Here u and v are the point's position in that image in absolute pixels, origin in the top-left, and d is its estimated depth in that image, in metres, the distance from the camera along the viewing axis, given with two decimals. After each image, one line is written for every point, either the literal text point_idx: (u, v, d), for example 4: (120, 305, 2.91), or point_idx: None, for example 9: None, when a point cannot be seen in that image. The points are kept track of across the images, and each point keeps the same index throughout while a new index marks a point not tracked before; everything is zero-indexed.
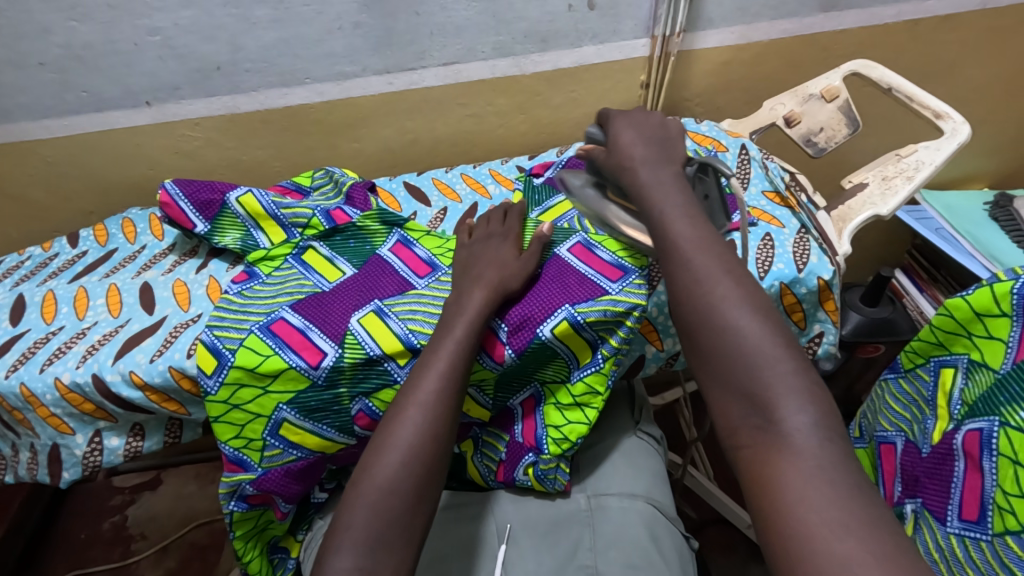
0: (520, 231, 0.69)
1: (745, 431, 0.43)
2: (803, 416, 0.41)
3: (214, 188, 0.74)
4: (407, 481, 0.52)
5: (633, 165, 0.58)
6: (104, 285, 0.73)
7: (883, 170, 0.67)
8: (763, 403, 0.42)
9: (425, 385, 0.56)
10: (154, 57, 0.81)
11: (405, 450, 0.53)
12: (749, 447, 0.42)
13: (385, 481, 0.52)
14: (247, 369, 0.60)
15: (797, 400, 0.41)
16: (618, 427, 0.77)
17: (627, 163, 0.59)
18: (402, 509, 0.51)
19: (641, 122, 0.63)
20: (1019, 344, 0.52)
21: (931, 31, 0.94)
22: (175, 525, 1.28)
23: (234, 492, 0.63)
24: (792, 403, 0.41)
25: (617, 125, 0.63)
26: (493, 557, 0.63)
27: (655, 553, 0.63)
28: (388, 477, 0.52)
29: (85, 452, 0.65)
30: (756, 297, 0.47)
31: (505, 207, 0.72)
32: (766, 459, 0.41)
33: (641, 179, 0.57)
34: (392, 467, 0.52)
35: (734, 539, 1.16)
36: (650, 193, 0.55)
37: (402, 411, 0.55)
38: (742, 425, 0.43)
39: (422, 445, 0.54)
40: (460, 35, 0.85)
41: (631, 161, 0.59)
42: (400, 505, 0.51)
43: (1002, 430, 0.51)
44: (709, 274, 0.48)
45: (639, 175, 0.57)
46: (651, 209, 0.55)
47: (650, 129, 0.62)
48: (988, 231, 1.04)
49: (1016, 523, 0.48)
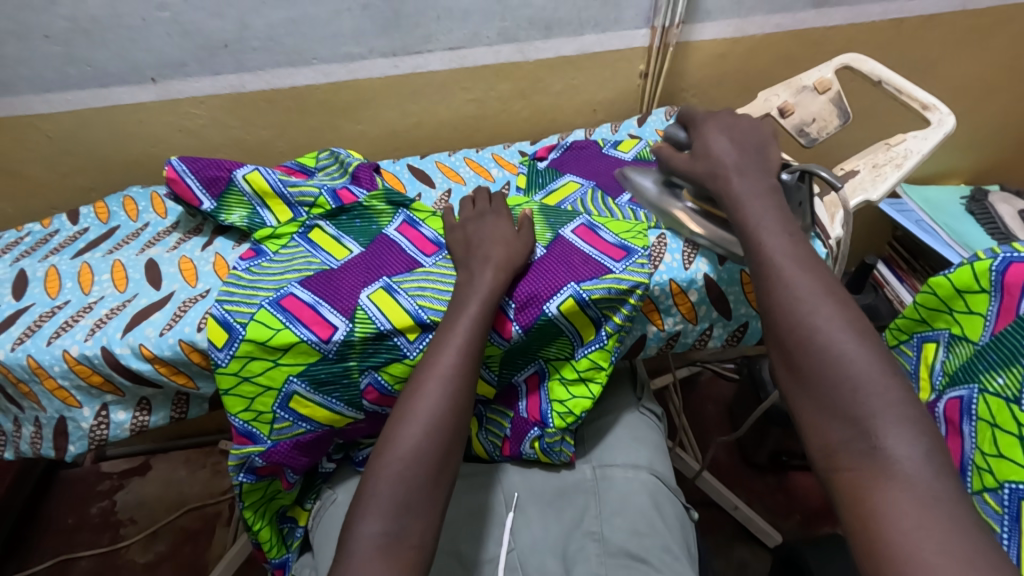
0: (510, 211, 0.72)
1: (845, 455, 0.43)
2: (911, 445, 0.41)
3: (221, 166, 0.74)
4: (431, 448, 0.54)
5: (725, 172, 0.61)
6: (108, 261, 0.73)
7: (874, 158, 0.70)
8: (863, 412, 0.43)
9: (445, 357, 0.57)
10: (161, 32, 0.81)
11: (427, 420, 0.55)
12: (852, 471, 0.42)
13: (410, 448, 0.53)
14: (258, 343, 0.61)
15: (867, 398, 0.44)
16: (620, 403, 0.79)
17: (721, 170, 0.62)
18: (426, 477, 0.53)
19: (734, 126, 0.65)
20: (998, 316, 0.55)
21: (917, 28, 0.97)
22: (166, 509, 1.28)
23: (242, 464, 0.65)
24: (902, 434, 0.42)
25: (707, 129, 0.66)
26: (501, 524, 0.66)
27: (659, 520, 0.66)
28: (411, 446, 0.54)
29: (92, 426, 0.66)
30: (857, 321, 0.48)
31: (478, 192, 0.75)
32: (867, 483, 0.41)
33: (736, 188, 0.60)
34: (415, 437, 0.54)
35: (720, 521, 1.20)
36: (744, 204, 0.58)
37: (422, 385, 0.56)
38: (843, 448, 0.43)
39: (443, 415, 0.55)
40: (466, 20, 0.86)
41: (724, 168, 0.62)
42: (424, 472, 0.53)
43: (981, 397, 0.54)
44: (811, 292, 0.50)
45: (733, 185, 0.60)
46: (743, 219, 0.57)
47: (741, 134, 0.64)
48: (964, 223, 1.09)
49: (993, 481, 0.52)
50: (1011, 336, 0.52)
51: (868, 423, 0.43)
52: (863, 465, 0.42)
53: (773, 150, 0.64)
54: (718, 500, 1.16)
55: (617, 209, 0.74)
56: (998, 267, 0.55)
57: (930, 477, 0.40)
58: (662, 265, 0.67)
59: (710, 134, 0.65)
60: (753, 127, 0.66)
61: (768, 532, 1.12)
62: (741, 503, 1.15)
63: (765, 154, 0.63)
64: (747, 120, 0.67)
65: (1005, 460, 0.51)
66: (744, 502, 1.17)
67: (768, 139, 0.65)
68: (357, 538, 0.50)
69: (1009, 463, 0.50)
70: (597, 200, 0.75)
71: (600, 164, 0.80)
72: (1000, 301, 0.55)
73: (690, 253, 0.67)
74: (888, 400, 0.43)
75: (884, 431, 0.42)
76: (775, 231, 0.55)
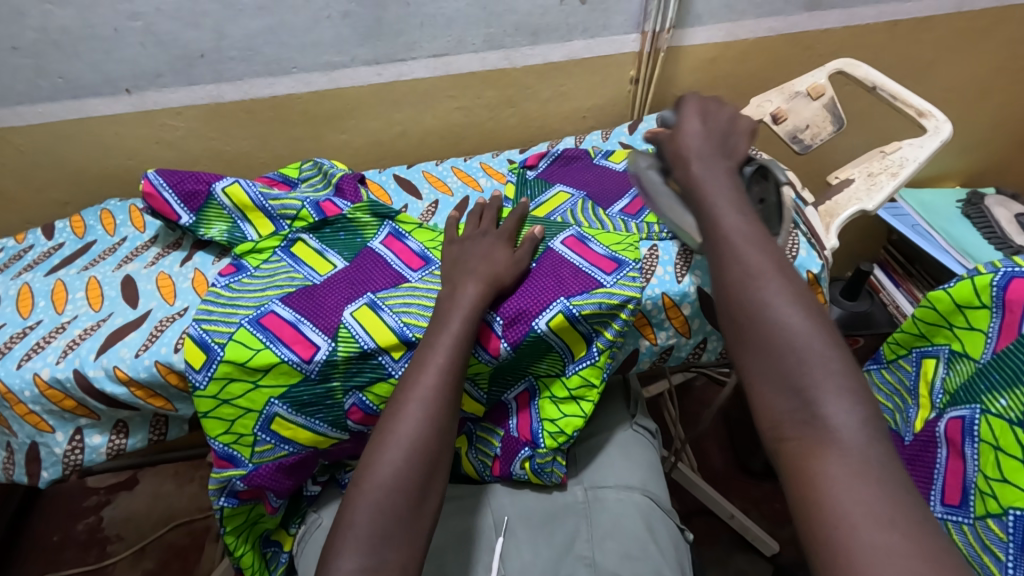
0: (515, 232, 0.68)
1: (790, 425, 0.45)
2: (852, 411, 0.43)
3: (199, 178, 0.72)
4: (414, 476, 0.52)
5: (688, 157, 0.63)
6: (83, 278, 0.71)
7: (869, 166, 0.69)
8: (837, 419, 0.43)
9: (423, 379, 0.55)
10: (135, 43, 0.79)
11: (410, 441, 0.53)
12: (794, 440, 0.44)
13: (388, 476, 0.51)
14: (236, 364, 0.59)
15: (828, 409, 0.43)
16: (613, 421, 0.77)
17: (685, 154, 0.63)
18: (407, 506, 0.51)
19: (711, 112, 0.67)
20: (999, 334, 0.54)
21: (910, 31, 0.96)
22: (153, 525, 1.25)
23: (224, 488, 0.63)
24: (840, 401, 0.43)
25: (687, 111, 0.67)
26: (490, 549, 0.64)
27: (652, 543, 0.64)
28: (390, 474, 0.52)
29: (66, 451, 0.63)
30: (806, 296, 0.50)
31: (489, 202, 0.72)
32: (811, 456, 0.42)
33: (694, 173, 0.61)
34: (394, 464, 0.52)
35: (717, 529, 1.18)
36: (702, 185, 0.60)
37: (400, 408, 0.54)
38: (787, 418, 0.45)
39: (426, 438, 0.53)
40: (451, 27, 0.84)
41: (687, 153, 0.63)
42: (404, 502, 0.51)
43: (983, 418, 0.52)
44: (762, 269, 0.51)
45: (692, 169, 0.62)
46: (700, 199, 0.59)
47: (714, 122, 0.66)
48: (960, 226, 1.08)
49: (997, 506, 0.50)
50: (1013, 354, 0.51)
51: (811, 393, 0.45)
52: (805, 434, 0.44)
53: (739, 143, 0.65)
54: (714, 509, 1.14)
55: (607, 220, 0.72)
56: (999, 282, 0.54)
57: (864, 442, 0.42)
58: (654, 278, 0.65)
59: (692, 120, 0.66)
60: (736, 120, 0.67)
61: (765, 541, 1.10)
62: (737, 512, 1.13)
63: (732, 143, 0.65)
64: (727, 108, 0.68)
65: (1009, 485, 0.49)
66: (739, 509, 1.16)
67: (742, 131, 0.67)
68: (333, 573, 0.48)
69: (1013, 489, 0.49)
70: (588, 211, 0.73)
71: (589, 173, 0.79)
72: (1001, 318, 0.54)
73: (683, 266, 0.66)
74: (831, 371, 0.45)
75: (825, 400, 0.44)
76: (730, 212, 0.57)
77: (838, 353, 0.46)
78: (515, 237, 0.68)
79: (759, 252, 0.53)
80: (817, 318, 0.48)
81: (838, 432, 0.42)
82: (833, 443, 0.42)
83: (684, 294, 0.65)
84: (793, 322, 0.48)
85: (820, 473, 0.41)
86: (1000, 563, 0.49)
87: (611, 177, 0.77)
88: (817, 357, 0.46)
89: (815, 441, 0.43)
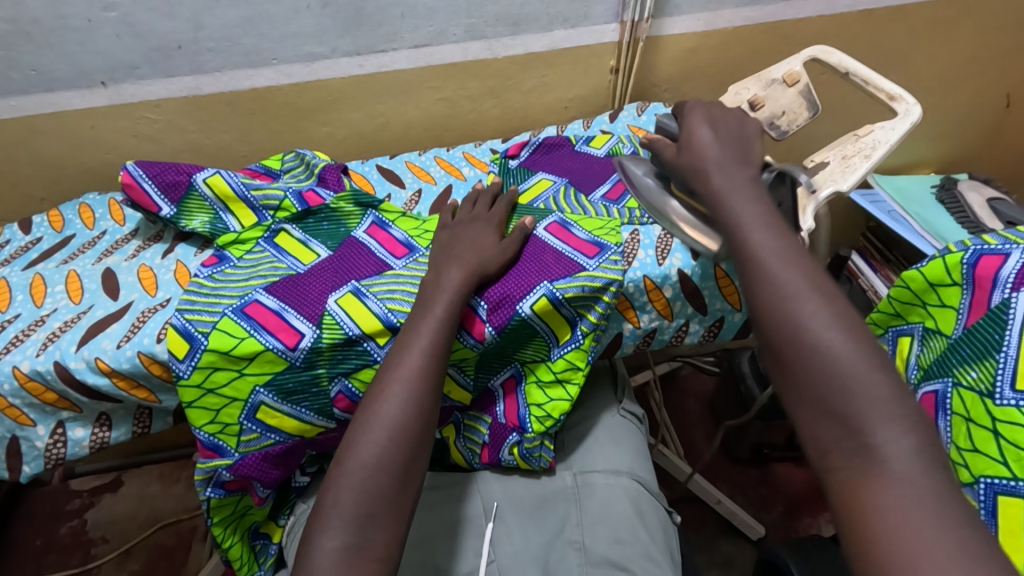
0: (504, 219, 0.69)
1: (839, 454, 0.44)
2: (904, 439, 0.42)
3: (180, 169, 0.71)
4: (396, 456, 0.52)
5: (708, 168, 0.60)
6: (63, 272, 0.70)
7: (843, 149, 0.70)
8: (857, 428, 0.43)
9: (408, 360, 0.56)
10: (110, 34, 0.78)
11: (396, 418, 0.53)
12: (845, 470, 0.43)
13: (372, 456, 0.52)
14: (221, 353, 0.59)
15: (895, 427, 0.42)
16: (601, 406, 0.78)
17: (702, 164, 0.61)
18: (391, 485, 0.51)
19: (718, 120, 0.64)
20: (970, 309, 0.55)
21: (883, 20, 0.98)
22: (139, 526, 1.24)
23: (211, 478, 0.63)
24: (892, 429, 0.42)
25: (693, 120, 0.65)
26: (480, 536, 0.64)
27: (641, 527, 0.65)
28: (373, 454, 0.52)
29: (48, 445, 0.63)
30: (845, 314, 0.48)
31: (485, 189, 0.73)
32: (859, 483, 0.42)
33: (716, 183, 0.59)
34: (379, 444, 0.52)
35: (704, 515, 1.20)
36: (726, 197, 0.58)
37: (384, 389, 0.55)
38: (835, 447, 0.44)
39: (410, 418, 0.54)
40: (431, 17, 0.84)
41: (705, 163, 0.61)
42: (388, 481, 0.51)
43: (955, 391, 0.54)
44: (797, 289, 0.50)
45: (713, 179, 0.59)
46: (725, 212, 0.57)
47: (725, 129, 0.64)
48: (934, 212, 1.11)
49: (969, 476, 0.52)
50: (982, 329, 0.53)
51: (858, 421, 0.43)
52: (855, 463, 0.42)
53: (755, 148, 0.63)
54: (701, 495, 1.16)
55: (589, 206, 0.73)
56: (970, 259, 0.56)
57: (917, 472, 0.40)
58: (636, 261, 0.66)
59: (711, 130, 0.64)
60: (744, 124, 0.65)
61: (752, 525, 1.12)
62: (725, 498, 1.15)
63: (746, 148, 0.63)
64: (733, 115, 0.66)
65: (979, 454, 0.51)
66: (727, 496, 1.18)
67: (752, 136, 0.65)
68: (316, 553, 0.48)
69: (984, 458, 0.50)
70: (570, 198, 0.74)
71: (572, 160, 0.79)
72: (972, 294, 0.55)
73: (663, 249, 0.67)
74: (880, 398, 0.44)
75: (876, 428, 0.43)
76: (759, 227, 0.55)
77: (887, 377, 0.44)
78: (504, 224, 0.68)
79: (794, 270, 0.51)
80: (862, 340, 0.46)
81: (889, 462, 0.41)
82: (881, 471, 0.41)
83: (665, 278, 0.66)
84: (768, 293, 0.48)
85: (871, 502, 0.40)
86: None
87: (593, 164, 0.78)
88: (864, 383, 0.44)
89: (866, 469, 0.42)
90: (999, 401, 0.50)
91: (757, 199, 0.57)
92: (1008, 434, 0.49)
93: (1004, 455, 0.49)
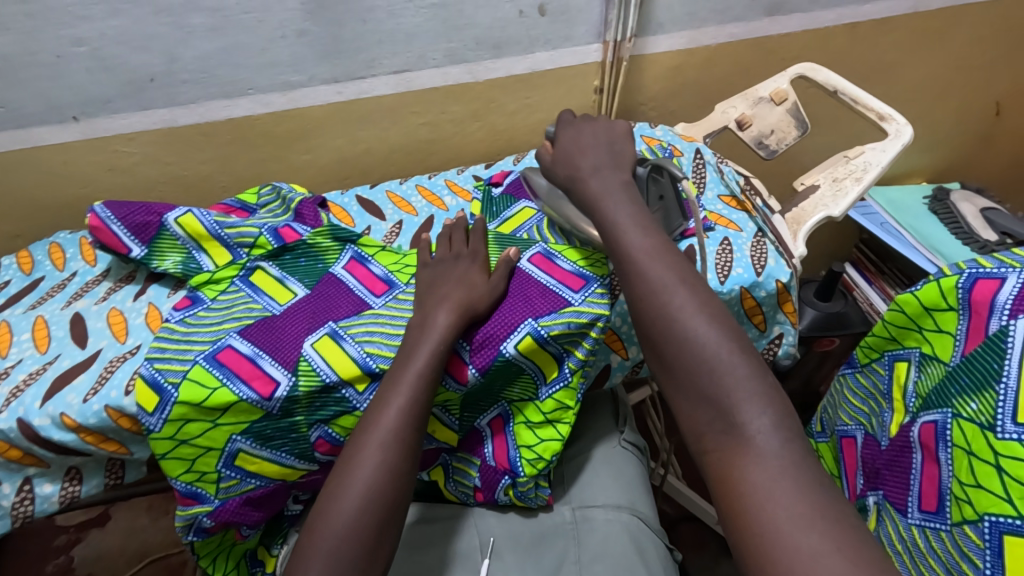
0: (487, 254, 0.66)
1: (712, 436, 0.44)
2: (763, 415, 0.43)
3: (150, 210, 0.69)
4: (369, 522, 0.51)
5: (584, 175, 0.62)
6: (30, 318, 0.68)
7: (833, 172, 0.69)
8: (728, 409, 0.44)
9: (383, 421, 0.54)
10: (81, 69, 0.76)
11: (363, 491, 0.51)
12: (716, 451, 0.43)
13: (343, 524, 0.50)
14: (192, 405, 0.56)
15: (757, 403, 0.43)
16: (601, 435, 0.76)
17: (579, 174, 0.63)
18: (364, 553, 0.50)
19: (586, 129, 0.66)
20: (966, 336, 0.51)
21: (870, 33, 0.97)
22: (127, 563, 1.18)
23: (191, 525, 0.60)
24: (753, 408, 0.43)
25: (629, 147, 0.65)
26: (476, 571, 0.62)
27: (640, 565, 0.62)
28: (345, 522, 0.50)
29: (14, 503, 0.60)
30: (710, 304, 0.49)
31: (457, 222, 0.70)
32: (733, 462, 0.42)
33: (593, 190, 0.61)
34: (349, 512, 0.51)
35: (705, 537, 1.17)
36: (603, 202, 0.59)
37: (358, 452, 0.53)
38: (708, 430, 0.44)
39: (383, 486, 0.52)
40: (410, 43, 0.82)
41: (581, 171, 0.63)
42: (359, 549, 0.50)
43: (955, 422, 0.50)
44: (664, 283, 0.51)
45: (590, 186, 0.61)
46: (604, 217, 0.58)
47: (597, 136, 0.66)
48: (927, 223, 1.09)
49: (973, 513, 0.47)
50: (981, 357, 0.48)
51: (727, 403, 0.44)
52: (726, 444, 0.43)
53: (625, 148, 0.65)
54: (700, 516, 1.13)
55: None
56: (965, 283, 0.51)
57: (778, 446, 0.41)
58: (623, 295, 0.64)
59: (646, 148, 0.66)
60: (615, 128, 0.67)
61: None
62: (725, 518, 1.12)
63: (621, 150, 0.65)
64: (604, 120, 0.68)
65: (984, 491, 0.46)
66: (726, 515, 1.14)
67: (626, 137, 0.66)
68: None
69: (987, 494, 0.46)
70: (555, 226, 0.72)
71: None
72: (969, 320, 0.51)
73: None
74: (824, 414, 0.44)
75: (778, 427, 0.43)
76: (634, 228, 0.56)
77: (744, 359, 0.46)
78: (489, 259, 0.66)
79: (661, 266, 0.52)
80: (722, 326, 0.47)
81: (754, 439, 0.42)
82: (749, 449, 0.42)
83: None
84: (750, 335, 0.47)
85: (745, 483, 0.41)
86: (978, 570, 0.46)
87: None
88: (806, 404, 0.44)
89: (735, 450, 0.42)
90: (1001, 435, 0.45)
91: (632, 202, 0.59)
92: (1012, 470, 0.44)
93: (1008, 492, 0.44)
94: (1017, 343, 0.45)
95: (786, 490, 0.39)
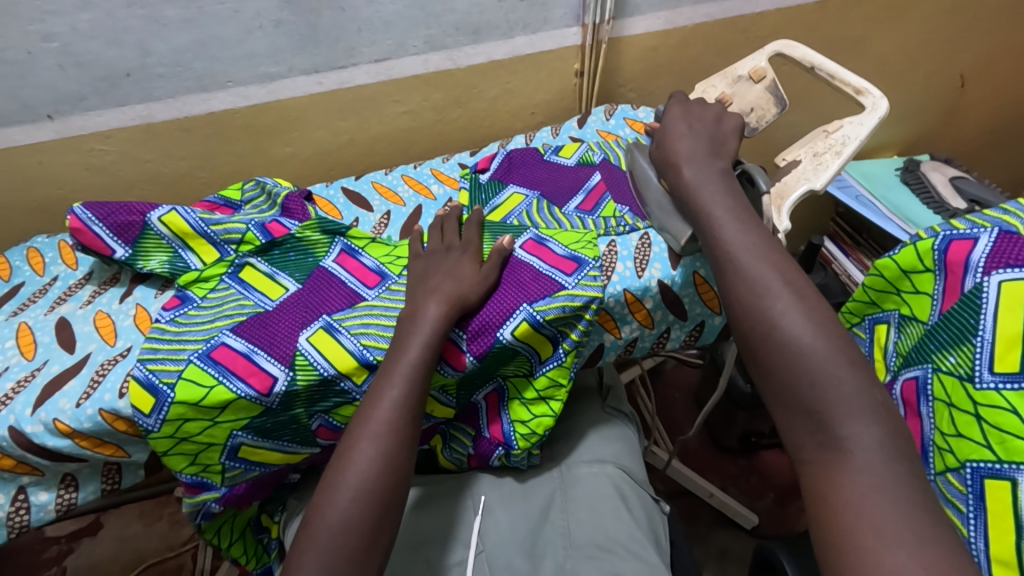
0: (480, 243, 0.66)
1: (809, 446, 0.45)
2: (868, 429, 0.43)
3: (132, 209, 0.67)
4: (362, 516, 0.51)
5: (679, 161, 0.63)
6: (12, 325, 0.66)
7: (814, 147, 0.70)
8: (827, 422, 0.44)
9: (378, 414, 0.54)
10: (52, 65, 0.73)
11: (356, 485, 0.52)
12: (815, 462, 0.44)
13: (337, 520, 0.50)
14: (190, 405, 0.55)
15: (862, 417, 0.44)
16: (586, 406, 0.78)
17: (674, 158, 0.63)
18: (360, 544, 0.50)
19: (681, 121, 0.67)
20: (943, 295, 0.52)
21: (838, 9, 0.99)
22: (120, 570, 1.14)
23: (198, 510, 0.62)
24: (856, 421, 0.44)
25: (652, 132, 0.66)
26: (469, 528, 0.63)
27: (624, 509, 0.65)
28: (340, 515, 0.51)
29: (9, 513, 0.61)
30: (801, 303, 0.50)
31: (449, 213, 0.70)
32: (829, 474, 0.43)
33: (687, 177, 0.61)
34: (343, 505, 0.51)
35: (697, 508, 1.20)
36: (699, 190, 0.60)
37: (352, 449, 0.53)
38: (806, 441, 0.45)
39: (374, 480, 0.52)
40: (389, 30, 0.81)
41: (676, 156, 0.63)
42: (356, 541, 0.50)
43: (935, 377, 0.51)
44: (769, 287, 0.51)
45: (684, 174, 0.61)
46: (698, 207, 0.59)
47: (691, 118, 0.67)
48: (900, 194, 1.12)
49: (955, 461, 0.49)
50: (956, 314, 0.50)
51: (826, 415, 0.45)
52: (823, 457, 0.44)
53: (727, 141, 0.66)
54: (694, 490, 1.16)
55: (564, 218, 0.71)
56: (940, 246, 0.53)
57: (873, 457, 0.42)
58: (614, 276, 0.65)
59: (663, 133, 0.67)
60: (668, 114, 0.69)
61: (745, 515, 1.13)
62: (717, 490, 1.15)
63: (710, 138, 0.66)
64: (711, 109, 0.68)
65: (964, 439, 0.48)
66: (718, 488, 1.17)
67: (729, 129, 0.67)
68: None
69: (968, 442, 0.47)
70: (543, 211, 0.72)
71: (541, 171, 0.78)
72: (945, 280, 0.52)
73: (642, 260, 0.66)
74: (833, 388, 0.45)
75: (841, 421, 0.44)
76: (732, 224, 0.56)
77: (841, 369, 0.46)
78: (482, 249, 0.66)
79: (765, 266, 0.53)
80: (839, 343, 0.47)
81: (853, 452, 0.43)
82: (846, 464, 0.43)
83: (675, 282, 0.65)
84: (807, 343, 0.48)
85: (839, 495, 0.41)
86: (961, 515, 0.48)
87: (564, 174, 0.77)
88: (817, 369, 0.46)
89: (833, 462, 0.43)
90: (979, 385, 0.47)
91: (715, 186, 0.60)
92: (991, 418, 0.46)
93: (987, 438, 0.46)
94: (991, 298, 0.47)
95: (871, 499, 0.40)
